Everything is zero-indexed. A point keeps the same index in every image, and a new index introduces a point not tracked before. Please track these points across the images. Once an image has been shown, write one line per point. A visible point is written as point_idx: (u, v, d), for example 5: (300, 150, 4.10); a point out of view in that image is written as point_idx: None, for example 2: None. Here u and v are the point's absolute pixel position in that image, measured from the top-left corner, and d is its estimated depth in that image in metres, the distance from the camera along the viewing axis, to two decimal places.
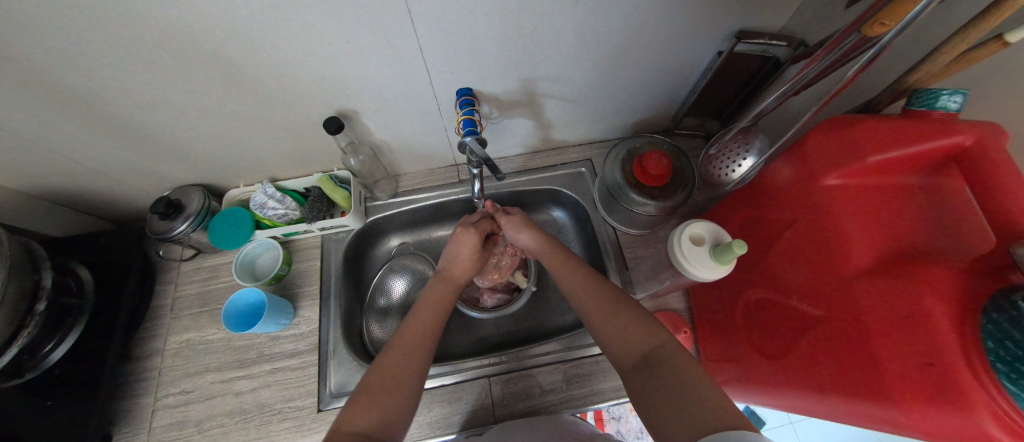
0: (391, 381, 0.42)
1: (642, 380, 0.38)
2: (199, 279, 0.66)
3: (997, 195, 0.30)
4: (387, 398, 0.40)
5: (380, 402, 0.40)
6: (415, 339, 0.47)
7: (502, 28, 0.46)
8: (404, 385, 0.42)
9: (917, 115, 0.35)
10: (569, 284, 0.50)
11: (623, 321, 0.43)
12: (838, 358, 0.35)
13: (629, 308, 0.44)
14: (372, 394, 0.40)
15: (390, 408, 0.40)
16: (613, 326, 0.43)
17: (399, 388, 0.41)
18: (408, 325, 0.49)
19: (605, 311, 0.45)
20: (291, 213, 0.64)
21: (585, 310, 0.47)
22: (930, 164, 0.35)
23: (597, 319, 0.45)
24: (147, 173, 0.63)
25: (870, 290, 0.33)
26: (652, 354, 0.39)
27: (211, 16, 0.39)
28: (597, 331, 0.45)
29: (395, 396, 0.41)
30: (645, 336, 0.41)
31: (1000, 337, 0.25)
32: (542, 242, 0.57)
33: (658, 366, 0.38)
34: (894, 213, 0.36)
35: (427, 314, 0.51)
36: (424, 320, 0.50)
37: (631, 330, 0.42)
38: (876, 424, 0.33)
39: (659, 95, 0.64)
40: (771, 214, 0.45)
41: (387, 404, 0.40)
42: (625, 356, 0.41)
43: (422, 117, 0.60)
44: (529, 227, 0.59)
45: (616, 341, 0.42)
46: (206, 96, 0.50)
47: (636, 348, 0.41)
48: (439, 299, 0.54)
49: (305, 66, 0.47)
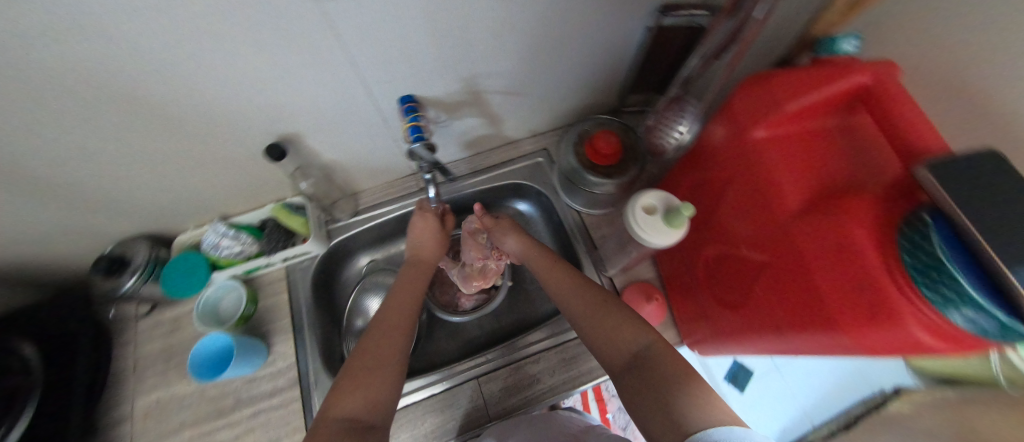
0: (374, 362, 0.42)
1: (632, 378, 0.39)
2: (160, 333, 0.63)
3: (898, 124, 0.32)
4: (372, 378, 0.40)
5: (365, 382, 0.39)
6: (393, 323, 0.47)
7: (430, 30, 0.46)
8: (389, 365, 0.42)
9: (823, 61, 0.38)
10: (557, 287, 0.51)
11: (613, 323, 0.43)
12: (789, 297, 0.37)
13: (619, 311, 0.45)
14: (356, 377, 0.40)
15: (376, 390, 0.39)
16: (604, 329, 0.44)
17: (384, 369, 0.41)
18: (385, 312, 0.49)
19: (592, 311, 0.46)
20: (247, 248, 0.61)
21: (576, 316, 0.47)
22: (841, 105, 0.38)
23: (588, 322, 0.46)
24: (81, 232, 0.58)
25: (804, 228, 0.35)
26: (641, 354, 0.40)
27: (116, 57, 0.37)
28: (587, 334, 0.45)
29: (380, 376, 0.40)
30: (632, 336, 0.42)
31: (914, 251, 0.27)
32: (528, 245, 0.58)
33: (647, 365, 0.38)
34: (817, 154, 0.38)
35: (405, 302, 0.51)
36: (400, 306, 0.50)
37: (620, 331, 0.42)
38: (830, 351, 0.36)
39: (600, 76, 0.66)
40: (712, 174, 0.47)
41: (373, 385, 0.39)
42: (616, 357, 0.41)
43: (369, 130, 0.59)
44: (517, 229, 0.61)
45: (606, 343, 0.43)
46: (128, 141, 0.47)
47: (626, 349, 0.41)
48: (413, 287, 0.54)
49: (232, 95, 0.46)
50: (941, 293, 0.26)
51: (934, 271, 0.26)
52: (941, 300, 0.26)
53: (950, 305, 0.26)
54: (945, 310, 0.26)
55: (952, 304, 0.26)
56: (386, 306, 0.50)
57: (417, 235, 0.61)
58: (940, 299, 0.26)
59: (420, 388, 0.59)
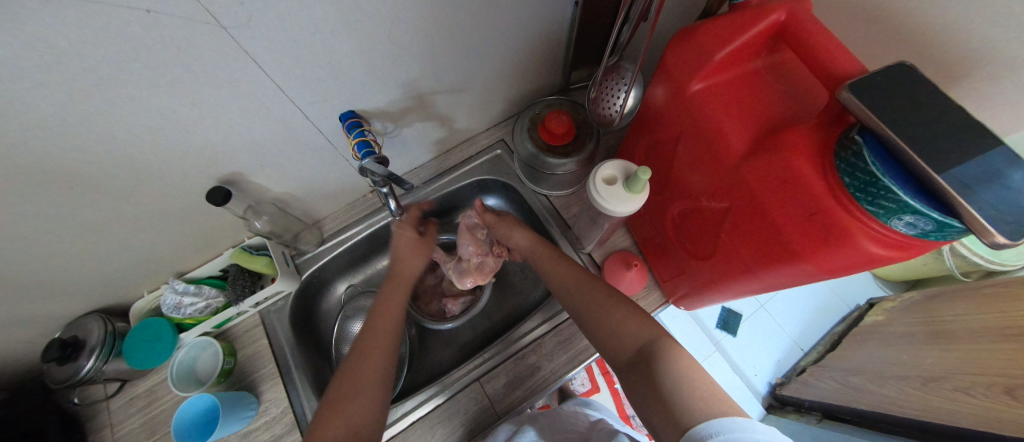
0: (353, 388, 0.41)
1: (637, 371, 0.39)
2: (136, 410, 0.58)
3: (816, 53, 0.34)
4: (353, 406, 0.39)
5: (346, 410, 0.39)
6: (373, 344, 0.46)
7: (355, 41, 0.44)
8: (369, 389, 0.41)
9: (741, 6, 0.39)
10: (561, 289, 0.51)
11: (620, 318, 0.44)
12: (754, 237, 0.38)
13: (625, 306, 0.45)
14: (336, 406, 0.39)
15: (357, 415, 0.39)
16: (610, 325, 0.44)
17: (364, 395, 0.41)
18: (365, 333, 0.47)
19: (596, 307, 0.46)
20: (213, 302, 0.59)
21: (578, 306, 0.48)
22: (764, 45, 0.39)
23: (594, 320, 0.46)
24: (19, 324, 0.53)
25: (753, 169, 0.36)
26: (646, 349, 0.40)
27: (7, 131, 0.33)
28: (592, 327, 0.46)
29: (361, 401, 0.40)
30: (638, 331, 0.42)
31: (852, 171, 0.29)
32: (532, 239, 0.58)
33: (651, 358, 0.39)
34: (752, 97, 0.39)
35: (389, 319, 0.50)
36: (380, 326, 0.48)
37: (625, 327, 0.43)
38: (799, 279, 0.38)
39: (540, 58, 0.65)
40: (662, 134, 0.48)
41: (354, 412, 0.39)
42: (621, 352, 0.42)
43: (315, 155, 0.57)
44: (521, 226, 0.61)
45: (611, 338, 0.43)
46: (48, 217, 0.43)
47: (632, 344, 0.42)
48: (394, 299, 0.53)
49: (155, 146, 0.42)
50: (882, 205, 0.28)
51: (872, 186, 0.27)
52: (883, 211, 0.28)
53: (891, 214, 0.28)
54: (888, 220, 0.28)
55: (893, 213, 0.27)
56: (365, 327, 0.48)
57: (398, 250, 0.61)
58: (882, 210, 0.28)
59: (422, 403, 0.58)
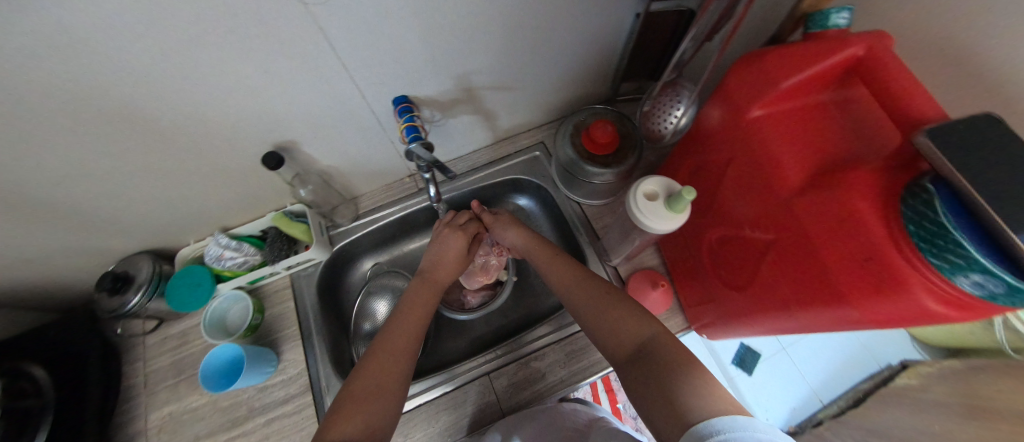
0: (373, 388, 0.41)
1: (637, 369, 0.39)
2: (169, 348, 0.63)
3: (894, 93, 0.32)
4: (369, 404, 0.40)
5: (363, 409, 0.39)
6: (395, 347, 0.46)
7: (421, 29, 0.46)
8: (389, 391, 0.42)
9: (816, 36, 0.37)
10: (558, 281, 0.52)
11: (619, 315, 0.44)
12: (796, 274, 0.37)
13: (624, 302, 0.45)
14: (354, 402, 0.40)
15: (373, 415, 0.39)
16: (608, 321, 0.44)
17: (382, 395, 0.41)
18: (388, 334, 0.48)
19: (598, 307, 0.46)
20: (251, 258, 0.62)
21: (578, 305, 0.48)
22: (836, 79, 0.38)
23: (592, 314, 0.46)
24: (83, 252, 0.58)
25: (806, 204, 0.35)
26: (647, 344, 0.40)
27: (107, 73, 0.37)
28: (590, 326, 0.46)
29: (378, 401, 0.41)
30: (637, 328, 0.42)
31: (918, 219, 0.28)
32: (529, 240, 0.58)
33: (652, 356, 0.38)
34: (815, 130, 0.38)
35: (412, 317, 0.50)
36: (405, 328, 0.49)
37: (624, 323, 0.43)
38: (840, 325, 0.36)
39: (593, 66, 0.66)
40: (711, 156, 0.47)
41: (370, 410, 0.40)
42: (620, 349, 0.42)
43: (365, 134, 0.59)
44: (517, 223, 0.61)
45: (610, 335, 0.43)
46: (126, 158, 0.47)
47: (631, 340, 0.42)
48: (422, 303, 0.53)
49: (227, 106, 0.45)
50: (948, 259, 0.26)
51: (939, 237, 0.26)
52: (948, 266, 0.26)
53: (957, 270, 0.26)
54: (952, 276, 0.27)
55: (959, 270, 0.26)
56: (388, 327, 0.49)
57: (444, 252, 0.59)
58: (947, 265, 0.26)
59: (429, 388, 0.60)
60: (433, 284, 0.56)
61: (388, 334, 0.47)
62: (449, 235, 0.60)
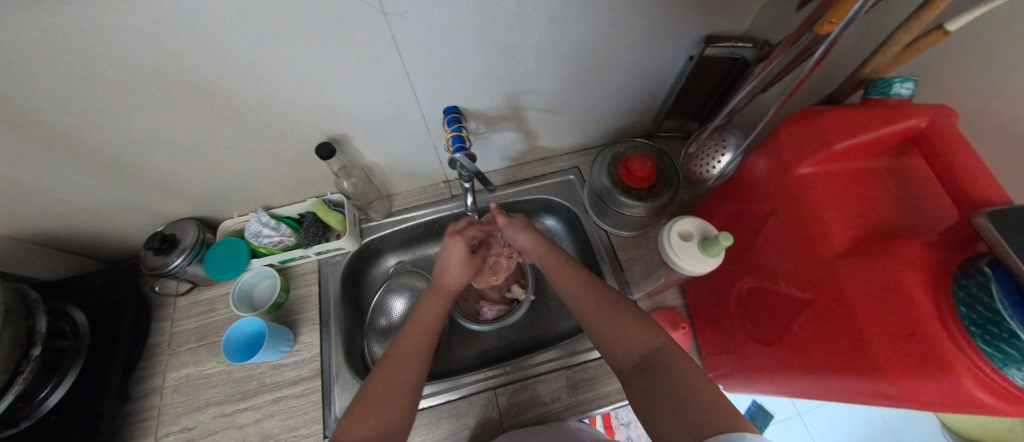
0: (386, 390, 0.42)
1: (643, 380, 0.39)
2: (196, 313, 0.66)
3: (954, 169, 0.32)
4: (384, 405, 0.41)
5: (377, 410, 0.40)
6: (406, 351, 0.47)
7: (483, 47, 0.49)
8: (400, 393, 0.43)
9: (875, 102, 0.38)
10: (562, 286, 0.52)
11: (623, 322, 0.44)
12: (829, 338, 0.36)
13: (629, 311, 0.45)
14: (369, 404, 0.41)
15: (387, 417, 0.40)
16: (614, 330, 0.44)
17: (395, 399, 0.42)
18: (401, 339, 0.49)
19: (605, 317, 0.45)
20: (286, 239, 0.65)
21: (586, 314, 0.48)
22: (892, 147, 0.37)
23: (594, 322, 0.46)
24: (141, 210, 0.63)
25: (849, 269, 0.35)
26: (651, 355, 0.40)
27: (204, 52, 0.41)
28: (596, 334, 0.46)
29: (392, 404, 0.41)
30: (643, 338, 0.42)
31: (972, 302, 0.27)
32: (543, 248, 0.57)
33: (658, 365, 0.38)
34: (865, 196, 0.38)
35: (427, 323, 0.52)
36: (415, 334, 0.50)
37: (631, 332, 0.43)
38: (870, 399, 0.34)
39: (638, 100, 0.67)
40: (753, 206, 0.47)
41: (384, 412, 0.41)
42: (625, 360, 0.42)
43: (412, 137, 0.62)
44: (530, 227, 0.61)
45: (616, 345, 0.43)
46: (199, 130, 0.51)
47: (636, 350, 0.41)
48: (435, 310, 0.54)
49: (295, 95, 0.49)
50: (1001, 348, 0.25)
51: (993, 325, 0.25)
52: (1000, 356, 0.25)
53: (1010, 362, 0.25)
54: (1005, 367, 0.25)
55: (1012, 362, 0.25)
56: (403, 333, 0.50)
57: (451, 257, 0.59)
58: (1000, 354, 0.25)
59: (434, 393, 0.60)
60: (443, 292, 0.57)
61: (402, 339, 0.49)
62: (448, 245, 0.59)
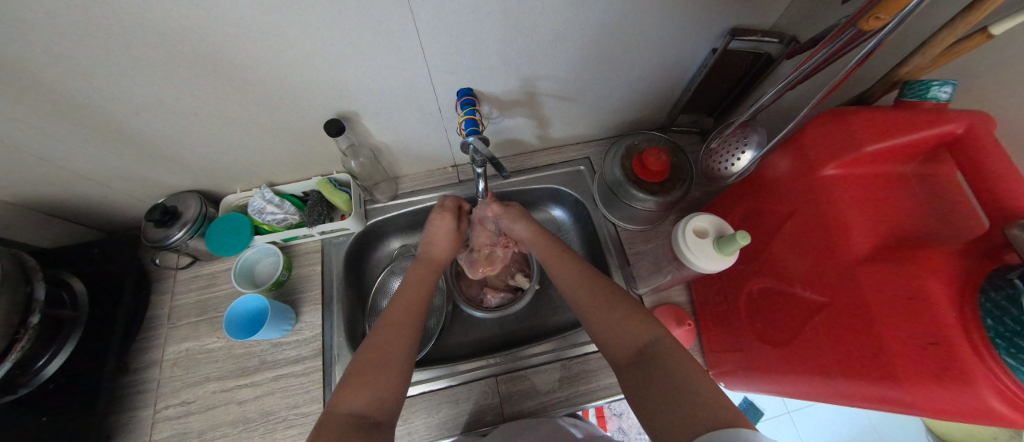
0: (380, 361, 0.42)
1: (638, 371, 0.39)
2: (197, 287, 0.65)
3: (988, 177, 0.31)
4: (378, 375, 0.41)
5: (372, 380, 0.40)
6: (398, 322, 0.47)
7: (504, 28, 0.46)
8: (394, 363, 0.42)
9: (910, 106, 0.36)
10: (559, 277, 0.51)
11: (621, 314, 0.43)
12: (843, 342, 0.35)
13: (627, 304, 0.44)
14: (363, 374, 0.41)
15: (382, 387, 0.40)
16: (609, 322, 0.43)
17: (389, 369, 0.42)
18: (391, 309, 0.49)
19: (604, 308, 0.45)
20: (290, 217, 0.64)
21: (581, 304, 0.47)
22: (923, 152, 0.36)
23: (591, 312, 0.46)
24: (141, 180, 0.61)
25: (871, 275, 0.34)
26: (646, 348, 0.40)
27: (211, 18, 0.39)
28: (591, 323, 0.45)
29: (386, 375, 0.41)
30: (640, 330, 0.41)
31: (999, 314, 0.26)
32: (535, 232, 0.58)
33: (653, 359, 0.38)
34: (891, 201, 0.37)
35: (416, 293, 0.51)
36: (408, 306, 0.49)
37: (629, 324, 0.42)
38: (881, 404, 0.34)
39: (656, 91, 0.65)
40: (772, 205, 0.46)
41: (379, 382, 0.40)
42: (621, 351, 0.42)
43: (422, 118, 0.60)
44: (526, 217, 0.60)
45: (613, 336, 0.43)
46: (203, 100, 0.49)
47: (631, 344, 0.41)
48: (425, 283, 0.54)
49: (305, 68, 0.47)
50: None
51: (1020, 337, 0.24)
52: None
53: None
54: None
55: None
56: (393, 303, 0.50)
57: (435, 231, 0.60)
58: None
59: (436, 378, 0.60)
60: (431, 264, 0.57)
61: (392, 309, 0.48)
62: (436, 219, 0.60)
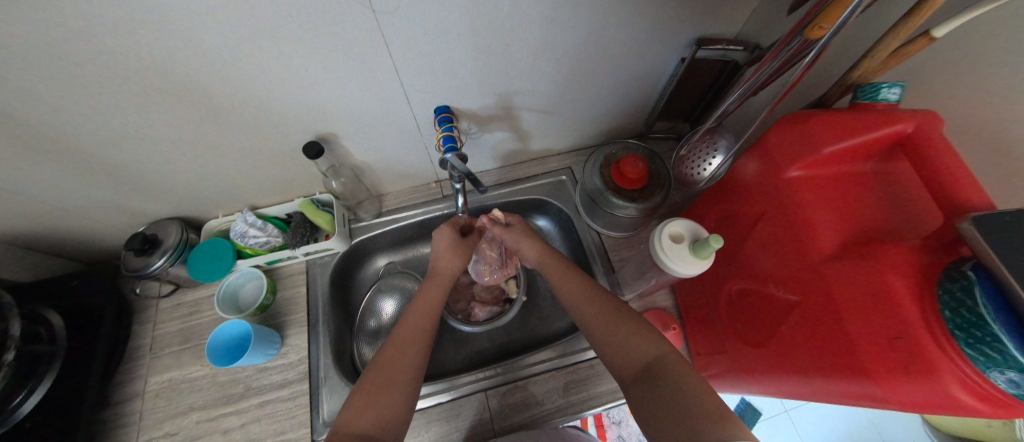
0: (387, 380, 0.42)
1: (644, 387, 0.38)
2: (180, 315, 0.64)
3: (938, 173, 0.32)
4: (384, 397, 0.41)
5: (376, 402, 0.40)
6: (404, 344, 0.46)
7: (475, 47, 0.48)
8: (399, 382, 0.42)
9: (863, 107, 0.38)
10: (566, 293, 0.51)
11: (628, 330, 0.43)
12: (816, 340, 0.36)
13: (631, 319, 0.45)
14: (371, 394, 0.41)
15: (388, 406, 0.40)
16: (616, 337, 0.44)
17: (395, 387, 0.42)
18: (400, 326, 0.49)
19: (608, 323, 0.45)
20: (273, 240, 0.64)
21: (590, 322, 0.47)
22: (879, 151, 0.38)
23: (595, 326, 0.46)
24: (121, 209, 0.61)
25: (837, 272, 0.35)
26: (653, 364, 0.40)
27: (182, 47, 0.39)
28: (599, 342, 0.45)
29: (392, 394, 0.41)
30: (646, 345, 0.41)
31: (956, 306, 0.27)
32: (542, 253, 0.57)
33: (659, 372, 0.38)
34: (853, 200, 0.38)
35: (427, 308, 0.52)
36: (415, 323, 0.49)
37: (633, 340, 0.42)
38: (858, 400, 0.34)
39: (631, 100, 0.67)
40: (744, 208, 0.47)
41: (383, 402, 0.40)
42: (628, 367, 0.41)
43: (402, 136, 0.61)
44: (530, 236, 0.59)
45: (619, 352, 0.43)
46: (181, 128, 0.50)
47: (637, 358, 0.41)
48: (432, 299, 0.53)
49: (281, 92, 0.48)
50: (983, 351, 0.26)
51: (976, 329, 0.25)
52: (983, 359, 0.26)
53: (992, 364, 0.25)
54: (987, 369, 0.26)
55: (994, 364, 0.25)
56: (401, 320, 0.50)
57: (441, 245, 0.58)
58: (982, 357, 0.26)
59: (425, 396, 0.59)
60: (440, 279, 0.56)
61: (400, 326, 0.49)
62: (439, 233, 0.59)
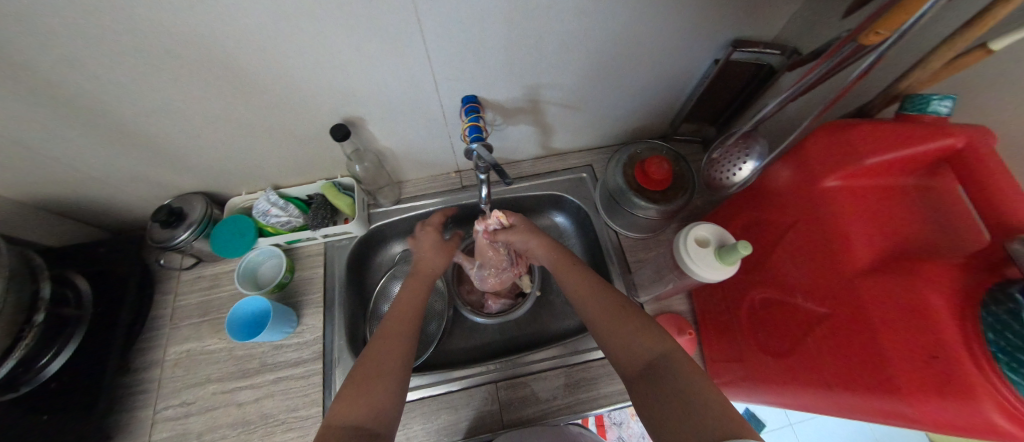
0: (373, 370, 0.42)
1: (647, 382, 0.39)
2: (200, 288, 0.65)
3: (990, 191, 0.31)
4: (373, 387, 0.41)
5: (365, 392, 0.40)
6: (391, 338, 0.46)
7: (509, 37, 0.47)
8: (387, 371, 0.43)
9: (911, 118, 0.37)
10: (571, 290, 0.51)
11: (633, 326, 0.43)
12: (844, 354, 0.35)
13: (640, 316, 0.44)
14: (360, 385, 0.41)
15: (377, 396, 0.41)
16: (621, 335, 0.43)
17: (386, 375, 0.42)
18: (390, 314, 0.50)
19: (614, 319, 0.44)
20: (294, 220, 0.64)
21: (595, 320, 0.46)
22: (925, 165, 0.37)
23: (598, 324, 0.46)
24: (148, 181, 0.62)
25: (871, 287, 0.34)
26: (656, 363, 0.40)
27: (221, 23, 0.39)
28: (605, 339, 0.44)
29: (381, 382, 0.42)
30: (649, 344, 0.41)
31: (1000, 329, 0.26)
32: (549, 249, 0.57)
33: (663, 372, 0.38)
34: (892, 214, 0.37)
35: (411, 297, 0.53)
36: (400, 313, 0.50)
37: (638, 336, 0.42)
38: (884, 417, 0.34)
39: (658, 100, 0.66)
40: (774, 216, 0.46)
41: (373, 392, 0.41)
42: (631, 364, 0.41)
43: (427, 124, 0.61)
44: (537, 234, 0.59)
45: (623, 348, 0.42)
46: (212, 104, 0.50)
47: (639, 356, 0.41)
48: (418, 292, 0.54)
49: (312, 74, 0.48)
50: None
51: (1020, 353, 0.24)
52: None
53: None
54: None
55: None
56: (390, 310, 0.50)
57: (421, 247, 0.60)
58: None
59: (437, 383, 0.60)
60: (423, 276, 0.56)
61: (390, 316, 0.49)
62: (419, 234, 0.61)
